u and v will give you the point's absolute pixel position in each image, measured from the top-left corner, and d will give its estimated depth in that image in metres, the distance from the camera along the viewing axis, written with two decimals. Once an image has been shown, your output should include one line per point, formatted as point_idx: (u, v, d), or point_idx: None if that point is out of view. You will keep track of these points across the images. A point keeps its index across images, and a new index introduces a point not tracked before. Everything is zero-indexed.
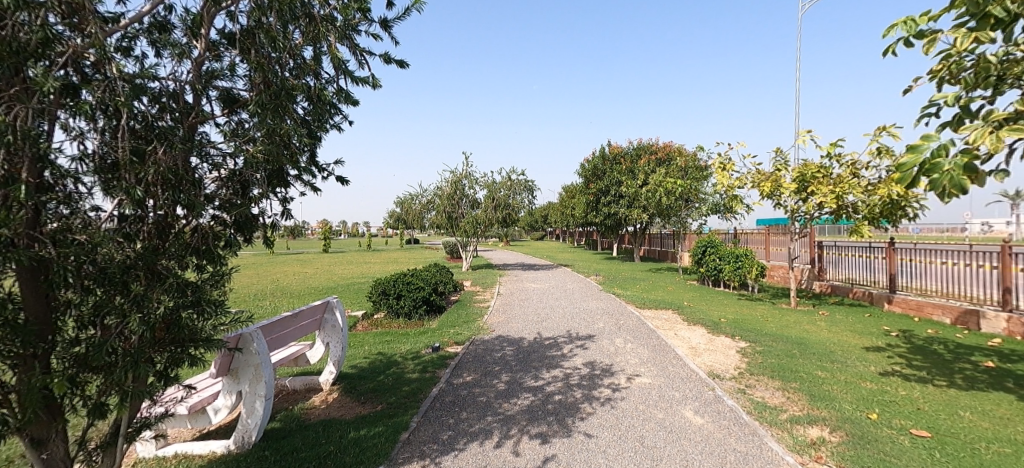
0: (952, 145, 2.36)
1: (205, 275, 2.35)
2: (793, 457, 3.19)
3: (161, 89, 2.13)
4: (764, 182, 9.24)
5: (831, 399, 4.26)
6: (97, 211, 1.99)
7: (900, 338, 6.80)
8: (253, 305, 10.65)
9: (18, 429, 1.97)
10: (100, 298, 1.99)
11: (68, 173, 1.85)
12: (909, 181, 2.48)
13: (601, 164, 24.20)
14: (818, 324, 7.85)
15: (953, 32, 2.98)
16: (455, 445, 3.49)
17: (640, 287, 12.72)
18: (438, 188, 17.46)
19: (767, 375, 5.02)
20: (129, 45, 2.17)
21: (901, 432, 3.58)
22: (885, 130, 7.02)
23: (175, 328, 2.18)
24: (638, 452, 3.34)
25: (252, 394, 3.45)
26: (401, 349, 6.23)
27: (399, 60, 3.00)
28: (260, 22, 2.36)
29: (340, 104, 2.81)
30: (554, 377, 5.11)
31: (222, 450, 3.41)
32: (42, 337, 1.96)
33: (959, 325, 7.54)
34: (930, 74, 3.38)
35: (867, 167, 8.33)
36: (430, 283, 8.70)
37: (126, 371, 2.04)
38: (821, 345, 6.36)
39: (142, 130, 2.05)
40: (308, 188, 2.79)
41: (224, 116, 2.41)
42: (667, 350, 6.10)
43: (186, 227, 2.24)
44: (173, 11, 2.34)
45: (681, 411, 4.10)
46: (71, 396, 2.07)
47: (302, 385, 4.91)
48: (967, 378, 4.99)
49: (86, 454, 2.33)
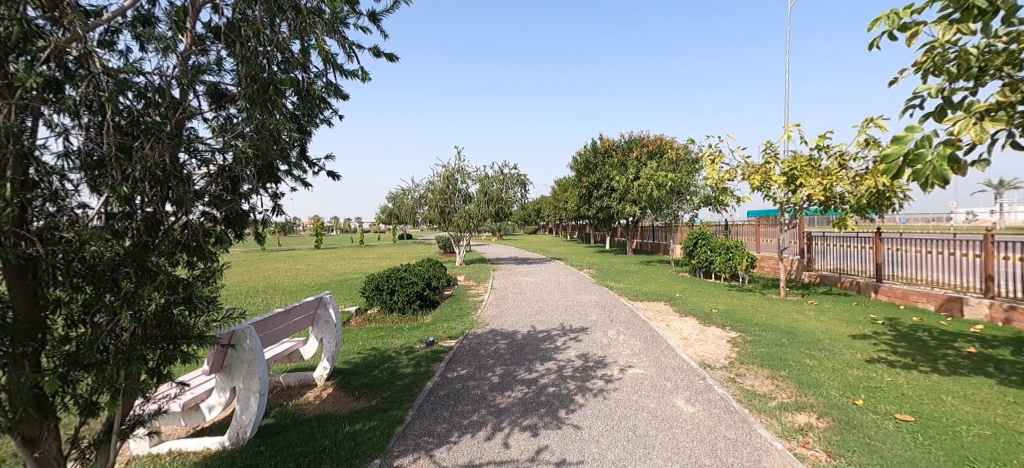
0: (934, 136, 2.42)
1: (196, 272, 2.34)
2: (782, 443, 3.26)
3: (147, 84, 2.11)
4: (754, 174, 9.33)
5: (819, 386, 4.35)
6: (84, 208, 1.97)
7: (886, 325, 6.96)
8: (246, 303, 10.56)
9: (11, 428, 1.96)
10: (90, 296, 1.98)
11: (55, 170, 1.84)
12: (894, 172, 2.53)
13: (594, 157, 24.57)
14: (807, 314, 7.95)
15: (935, 24, 3.03)
16: (449, 437, 3.52)
17: (633, 279, 12.80)
18: (431, 183, 17.39)
19: (757, 364, 5.10)
20: (113, 39, 2.14)
21: (886, 417, 3.67)
22: (873, 122, 7.11)
23: (167, 325, 2.18)
24: (631, 441, 3.39)
25: (247, 391, 3.45)
26: (395, 344, 6.24)
27: (389, 53, 2.98)
28: (246, 15, 2.34)
29: (329, 98, 2.79)
30: (548, 369, 5.16)
31: (217, 446, 3.42)
32: (32, 336, 1.94)
33: (943, 311, 7.70)
34: (915, 65, 3.42)
35: (855, 159, 8.46)
36: (424, 278, 8.70)
37: (118, 369, 2.03)
38: (810, 334, 6.49)
39: (129, 126, 2.02)
40: (299, 183, 2.77)
41: (212, 110, 2.39)
42: (659, 341, 6.17)
43: (176, 223, 2.22)
44: (156, 3, 2.31)
45: (672, 400, 4.17)
46: (63, 394, 2.05)
47: (297, 381, 4.92)
48: (950, 363, 5.10)
49: (79, 452, 2.32)
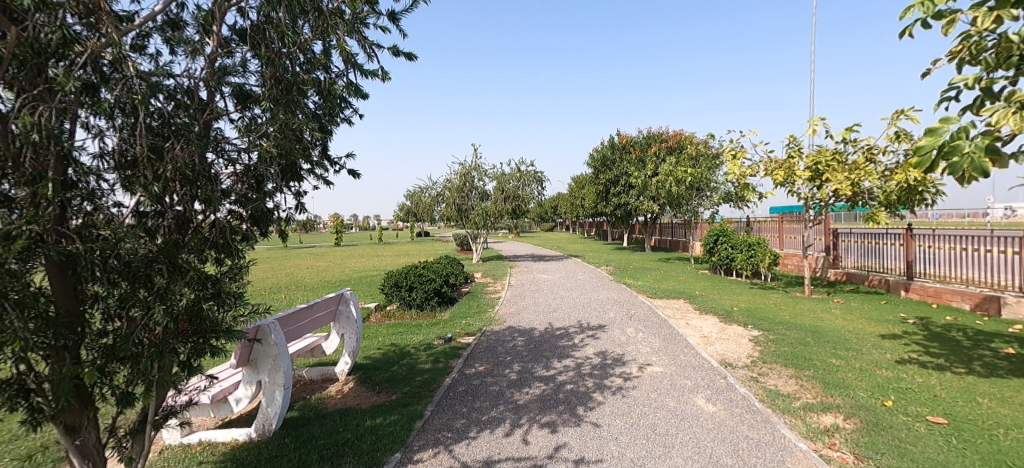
0: (972, 127, 2.33)
1: (224, 268, 2.40)
2: (807, 444, 3.19)
3: (176, 86, 2.17)
4: (777, 170, 9.10)
5: (846, 387, 4.23)
6: (119, 207, 2.04)
7: (917, 325, 6.73)
8: (270, 299, 10.80)
9: (53, 417, 2.06)
10: (125, 291, 2.07)
11: (91, 170, 1.91)
12: (927, 165, 2.45)
13: (611, 153, 24.36)
14: (833, 312, 7.74)
15: (972, 11, 2.91)
16: (468, 433, 3.55)
17: (652, 276, 12.66)
18: (448, 180, 17.49)
19: (780, 363, 5.00)
20: (144, 43, 2.21)
21: (917, 419, 3.56)
22: (903, 114, 6.86)
23: (197, 320, 2.25)
24: (650, 439, 3.38)
25: (272, 384, 3.54)
26: (414, 340, 6.32)
27: (408, 53, 3.01)
28: (270, 17, 2.40)
29: (349, 98, 2.83)
30: (565, 366, 5.15)
31: (244, 437, 3.52)
32: (72, 329, 2.02)
33: (978, 311, 7.41)
34: (951, 55, 3.31)
35: (884, 152, 8.19)
36: (441, 275, 8.76)
37: (152, 361, 2.11)
38: (836, 333, 6.32)
39: (159, 127, 2.08)
40: (321, 181, 2.81)
41: (238, 111, 2.45)
42: (679, 339, 6.10)
43: (204, 222, 2.28)
44: (184, 7, 2.38)
45: (693, 399, 4.11)
46: (101, 385, 2.15)
47: (319, 375, 5.03)
48: (986, 365, 4.91)
49: (116, 440, 2.42)
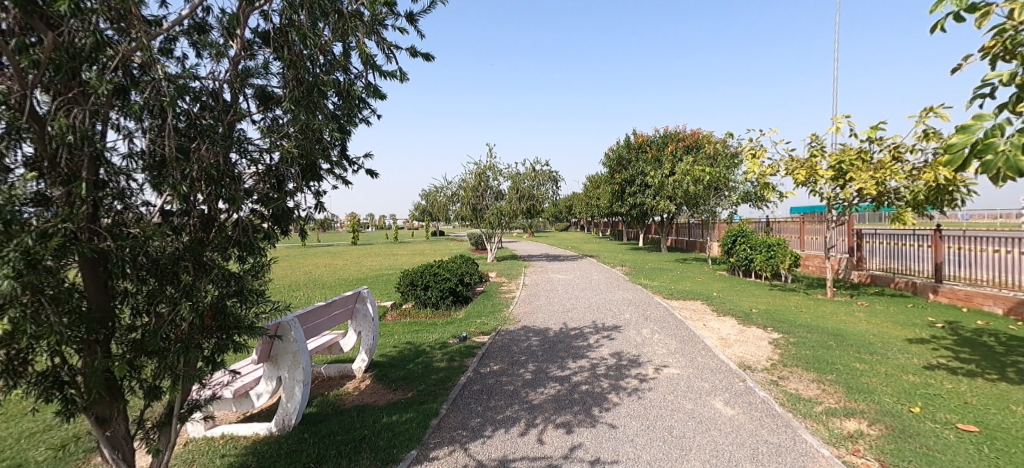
0: (1008, 124, 2.25)
1: (246, 266, 2.45)
2: (829, 450, 3.12)
3: (202, 88, 2.23)
4: (799, 169, 8.90)
5: (870, 392, 4.12)
6: (147, 206, 2.11)
7: (945, 329, 6.51)
8: (289, 296, 10.99)
9: (85, 408, 2.14)
10: (154, 287, 2.13)
11: (122, 170, 1.97)
12: (958, 163, 2.37)
13: (628, 153, 24.14)
14: (857, 315, 7.55)
15: (1008, 3, 2.81)
16: (484, 432, 3.57)
17: (669, 277, 12.52)
18: (464, 180, 17.55)
19: (801, 367, 4.89)
20: (171, 46, 2.27)
21: (946, 427, 3.44)
22: (933, 112, 6.65)
23: (221, 316, 2.31)
24: (666, 441, 3.34)
25: (291, 380, 3.61)
26: (429, 339, 6.37)
27: (425, 53, 3.03)
28: (292, 20, 2.44)
29: (368, 99, 2.87)
30: (580, 367, 5.13)
31: (265, 431, 3.59)
32: (104, 324, 2.09)
33: (1012, 315, 7.14)
34: (984, 49, 3.19)
35: (912, 151, 7.94)
36: (457, 274, 8.80)
37: (178, 356, 2.18)
38: (860, 337, 6.15)
39: (186, 128, 2.14)
40: (340, 181, 2.85)
41: (260, 112, 2.50)
42: (696, 340, 6.02)
43: (228, 220, 2.34)
44: (209, 11, 2.44)
45: (711, 401, 4.06)
46: (130, 378, 2.21)
47: (336, 372, 5.11)
48: (1020, 371, 4.73)
49: (144, 432, 2.49)
